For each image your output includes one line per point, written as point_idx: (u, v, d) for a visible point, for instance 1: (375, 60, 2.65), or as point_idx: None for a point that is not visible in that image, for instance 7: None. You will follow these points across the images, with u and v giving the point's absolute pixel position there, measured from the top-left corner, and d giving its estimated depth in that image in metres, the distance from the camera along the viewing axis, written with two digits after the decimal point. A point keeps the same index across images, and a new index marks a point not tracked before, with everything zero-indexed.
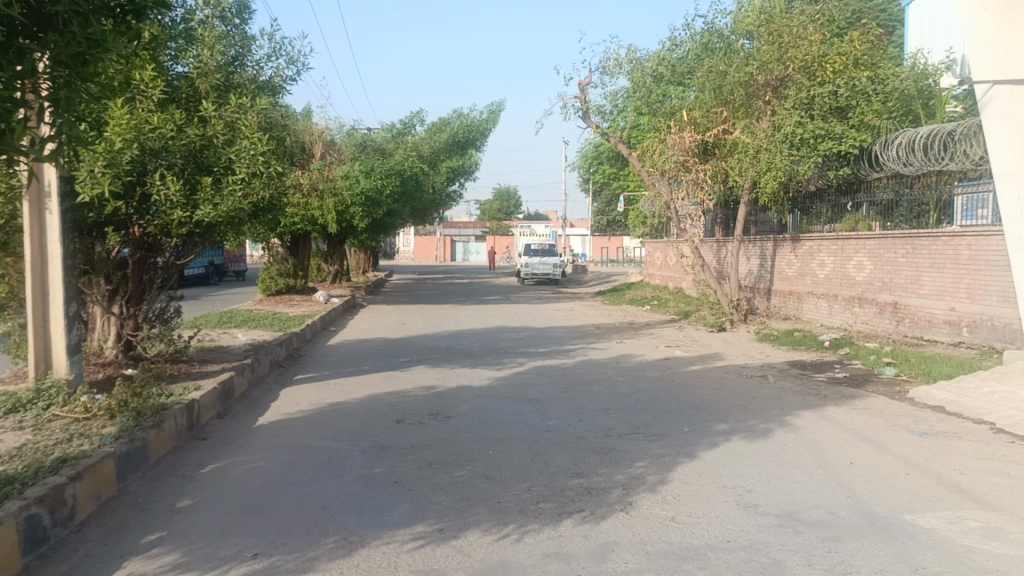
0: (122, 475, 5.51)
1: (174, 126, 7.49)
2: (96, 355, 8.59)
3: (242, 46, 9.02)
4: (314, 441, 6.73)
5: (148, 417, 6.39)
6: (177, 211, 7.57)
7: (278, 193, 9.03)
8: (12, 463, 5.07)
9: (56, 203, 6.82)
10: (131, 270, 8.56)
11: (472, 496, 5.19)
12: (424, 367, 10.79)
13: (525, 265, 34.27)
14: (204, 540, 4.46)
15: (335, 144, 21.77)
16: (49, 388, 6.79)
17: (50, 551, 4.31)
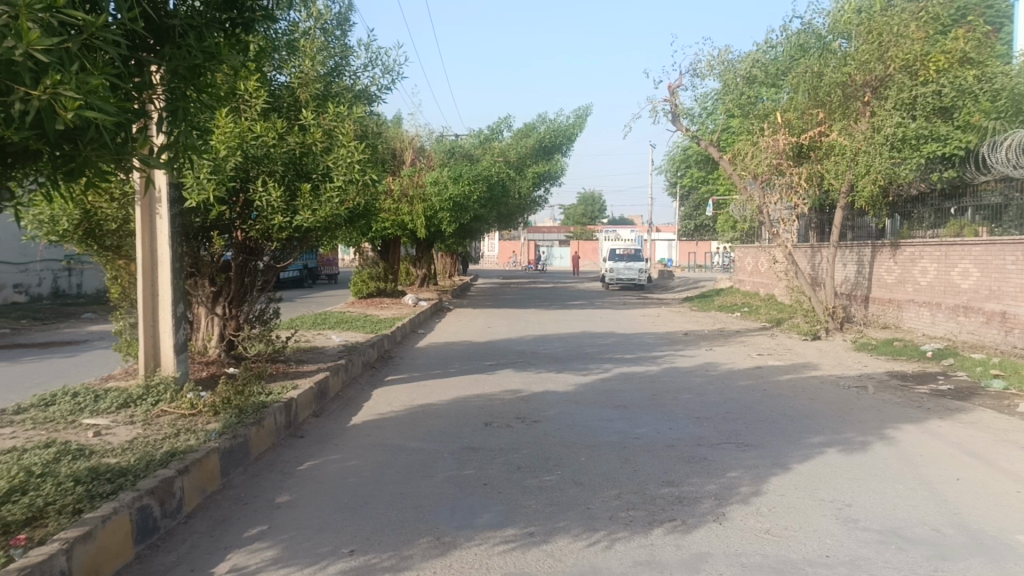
0: (226, 469, 5.74)
1: (276, 134, 7.74)
2: (200, 355, 8.95)
3: (340, 57, 9.34)
4: (406, 441, 6.86)
5: (250, 414, 6.63)
6: (278, 216, 7.83)
7: (373, 199, 9.29)
8: (125, 455, 5.33)
9: (165, 207, 7.17)
10: (234, 273, 8.90)
11: (561, 501, 5.18)
12: (511, 370, 10.86)
13: (610, 270, 34.05)
14: (303, 535, 4.60)
15: (424, 151, 22.20)
16: (157, 385, 7.18)
17: (160, 541, 4.52)
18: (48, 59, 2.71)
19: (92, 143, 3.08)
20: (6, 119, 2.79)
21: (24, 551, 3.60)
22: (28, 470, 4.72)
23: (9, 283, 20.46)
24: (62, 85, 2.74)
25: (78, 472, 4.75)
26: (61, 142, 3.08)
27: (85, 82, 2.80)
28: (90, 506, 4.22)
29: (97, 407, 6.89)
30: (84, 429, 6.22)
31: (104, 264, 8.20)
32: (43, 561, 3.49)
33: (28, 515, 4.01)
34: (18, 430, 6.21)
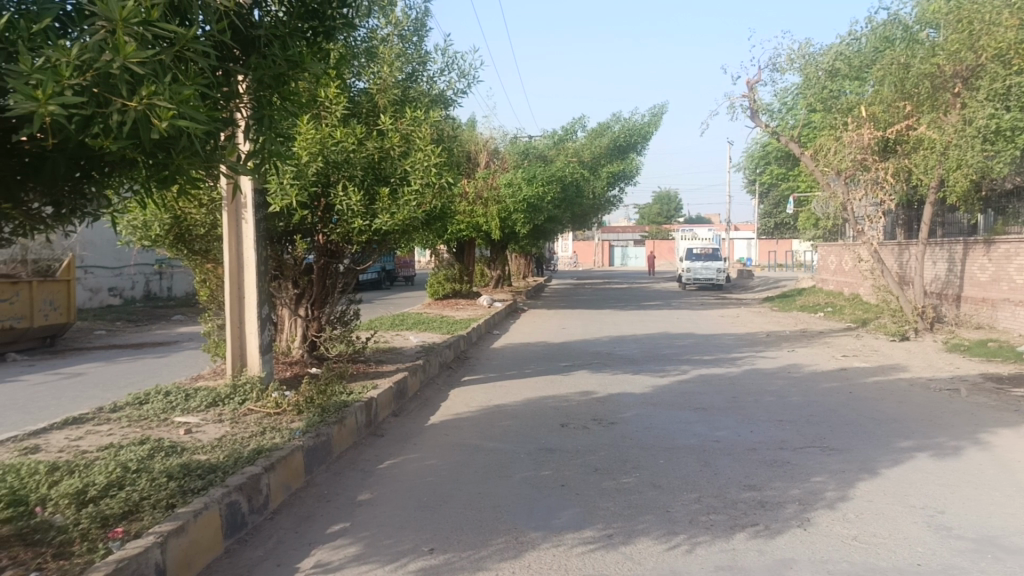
0: (310, 466, 5.89)
1: (355, 140, 7.88)
2: (284, 355, 9.21)
3: (418, 62, 9.56)
4: (483, 441, 6.91)
5: (332, 413, 6.78)
6: (358, 220, 7.99)
7: (449, 202, 9.39)
8: (214, 452, 5.52)
9: (251, 212, 7.36)
10: (316, 276, 9.11)
11: (640, 504, 5.13)
12: (587, 372, 10.82)
13: (687, 270, 33.59)
14: (384, 533, 4.68)
15: (498, 153, 22.34)
16: (244, 385, 7.40)
17: (247, 536, 4.66)
18: (142, 71, 2.83)
19: (184, 152, 3.19)
20: (105, 130, 2.90)
21: (122, 543, 3.75)
22: (125, 465, 4.93)
23: (105, 286, 21.41)
24: (157, 96, 2.85)
25: (172, 468, 4.94)
26: (155, 152, 3.20)
27: (178, 92, 2.91)
28: (182, 501, 4.38)
29: (188, 405, 7.16)
30: (176, 426, 6.47)
31: (193, 268, 8.50)
32: (140, 554, 3.63)
33: (125, 508, 4.18)
34: (115, 427, 6.50)
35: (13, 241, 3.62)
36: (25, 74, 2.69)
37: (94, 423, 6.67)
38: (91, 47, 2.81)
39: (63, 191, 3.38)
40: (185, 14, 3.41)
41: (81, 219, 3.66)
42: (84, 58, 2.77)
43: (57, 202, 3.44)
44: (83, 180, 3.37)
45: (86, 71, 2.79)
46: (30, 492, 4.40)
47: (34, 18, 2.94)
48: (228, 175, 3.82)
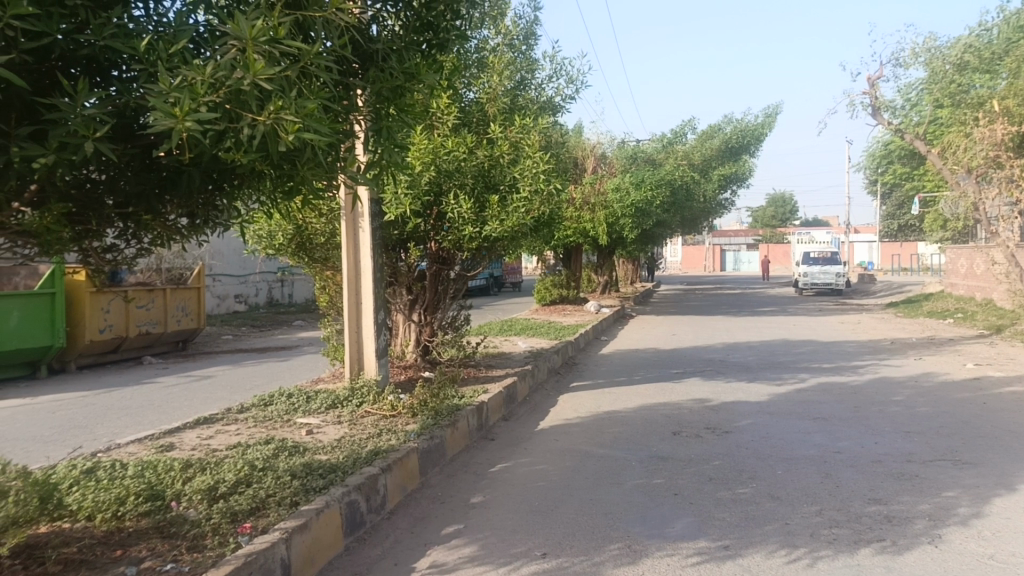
0: (425, 468, 6.02)
1: (466, 149, 8.00)
2: (398, 359, 9.44)
3: (527, 70, 9.69)
4: (594, 447, 6.88)
5: (445, 417, 6.92)
6: (469, 227, 8.12)
7: (557, 208, 9.42)
8: (335, 453, 5.72)
9: (366, 220, 7.65)
10: (429, 282, 9.33)
11: (758, 515, 4.99)
12: (699, 379, 10.61)
13: (803, 274, 32.47)
14: (498, 535, 4.72)
15: (606, 158, 22.23)
16: (362, 388, 7.64)
17: (366, 534, 4.81)
18: (271, 87, 2.97)
19: (308, 163, 3.31)
20: (236, 144, 3.04)
21: (250, 538, 3.93)
22: (252, 463, 5.16)
23: (231, 293, 22.51)
24: (284, 110, 2.97)
25: (295, 467, 5.14)
26: (282, 164, 3.33)
27: (303, 106, 3.02)
28: (306, 499, 4.56)
29: (309, 407, 7.45)
30: (298, 427, 6.74)
31: (313, 275, 8.84)
32: (266, 549, 3.80)
33: (252, 504, 4.38)
34: (242, 427, 6.83)
35: (153, 250, 3.86)
36: (164, 93, 2.86)
37: (223, 423, 7.02)
38: (224, 65, 2.96)
39: (197, 202, 3.58)
40: (309, 31, 3.55)
41: (213, 228, 3.87)
42: (217, 76, 2.93)
43: (192, 212, 3.65)
44: (215, 192, 3.55)
45: (219, 88, 2.93)
46: (167, 486, 4.67)
47: (175, 40, 3.14)
48: (349, 185, 3.95)
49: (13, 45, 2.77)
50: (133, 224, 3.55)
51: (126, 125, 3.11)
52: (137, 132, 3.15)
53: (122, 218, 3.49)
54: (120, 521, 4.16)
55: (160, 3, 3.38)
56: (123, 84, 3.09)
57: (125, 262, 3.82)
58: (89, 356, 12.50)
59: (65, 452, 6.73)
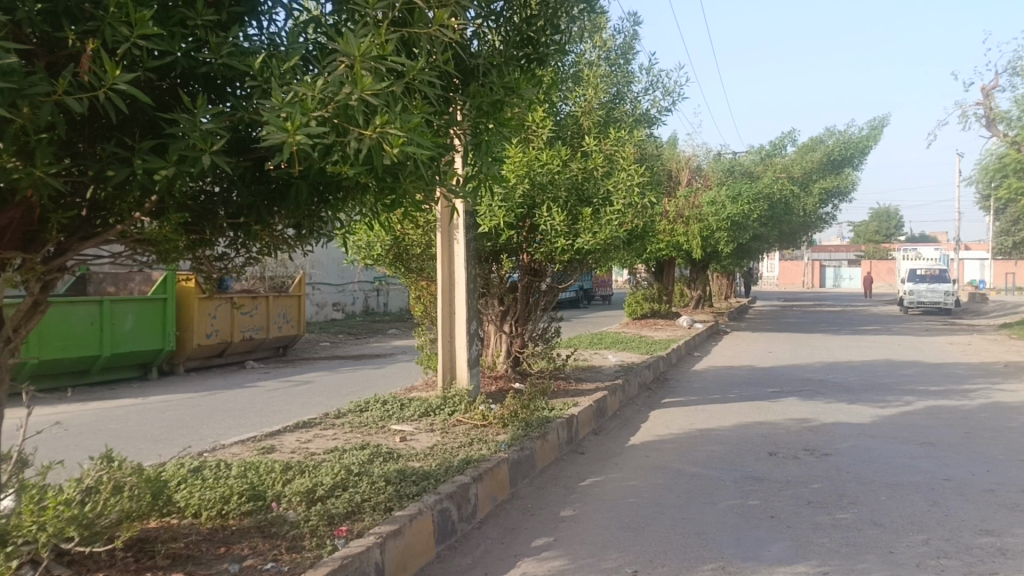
0: (515, 479, 6.04)
1: (561, 162, 8.02)
2: (489, 369, 9.52)
3: (624, 83, 9.71)
4: (687, 465, 6.76)
5: (535, 429, 6.92)
6: (561, 239, 8.10)
7: (650, 220, 9.34)
8: (428, 460, 5.80)
9: (461, 233, 7.79)
10: (520, 294, 9.38)
11: (859, 542, 4.80)
12: (796, 399, 10.29)
13: (909, 292, 31.08)
14: (588, 550, 4.69)
15: (701, 170, 21.87)
16: (454, 397, 7.73)
17: (457, 543, 4.86)
18: (377, 102, 3.05)
19: (410, 176, 3.38)
20: (343, 157, 3.13)
21: (346, 541, 4.03)
22: (348, 468, 5.29)
23: (330, 302, 23.17)
24: (389, 124, 3.04)
25: (390, 473, 5.24)
26: (385, 177, 3.42)
27: (408, 121, 3.09)
28: (400, 505, 4.64)
29: (403, 414, 7.59)
30: (392, 434, 6.87)
31: (409, 286, 9.05)
32: (362, 553, 3.89)
33: (348, 508, 4.49)
34: (339, 432, 7.01)
35: (261, 259, 4.03)
36: (276, 107, 2.98)
37: (321, 427, 7.22)
38: (333, 81, 3.06)
39: (303, 214, 3.71)
40: (413, 47, 3.64)
41: (317, 238, 4.02)
42: (326, 92, 3.03)
43: (298, 223, 3.79)
44: (320, 204, 3.68)
45: (328, 103, 3.03)
46: (268, 487, 4.83)
47: (287, 57, 3.28)
48: (447, 198, 4.01)
49: (139, 62, 2.93)
50: (243, 234, 3.70)
51: (240, 139, 3.26)
52: (250, 146, 3.30)
53: (234, 228, 3.65)
54: (224, 520, 4.32)
55: (273, 22, 3.54)
56: (238, 100, 3.24)
57: (235, 271, 3.99)
58: (197, 360, 13.08)
59: (174, 451, 7.04)
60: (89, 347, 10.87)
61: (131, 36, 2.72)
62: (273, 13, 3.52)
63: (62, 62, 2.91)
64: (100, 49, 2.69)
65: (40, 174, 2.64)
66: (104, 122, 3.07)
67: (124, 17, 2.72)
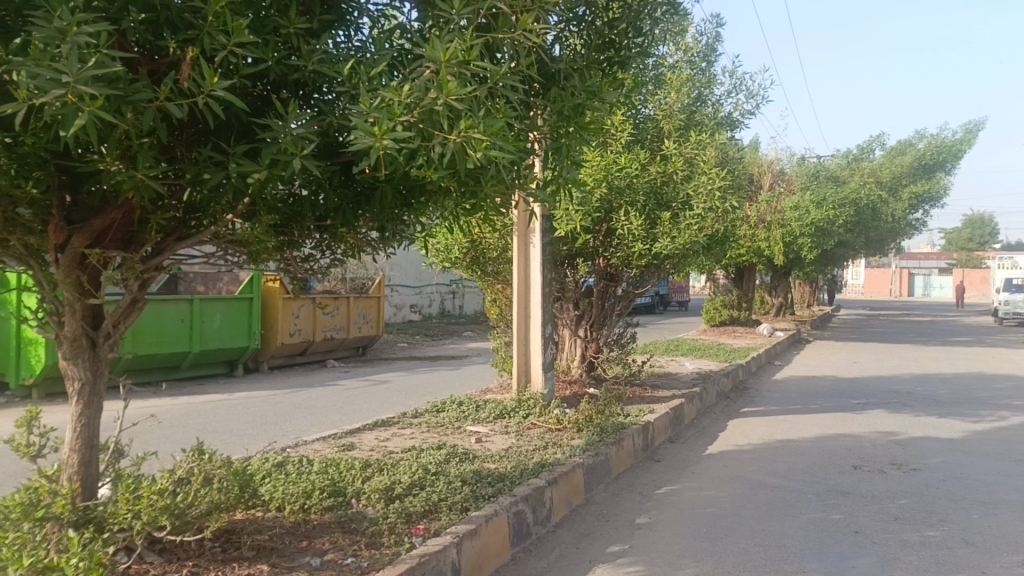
0: (590, 485, 6.02)
1: (639, 165, 7.95)
2: (564, 373, 9.53)
3: (706, 87, 9.60)
4: (767, 476, 6.61)
5: (611, 434, 6.88)
6: (638, 244, 8.00)
7: (730, 225, 9.19)
8: (503, 462, 5.84)
9: (538, 236, 7.82)
10: (596, 298, 9.35)
11: (949, 561, 4.62)
12: (882, 411, 9.95)
13: (1005, 303, 29.71)
14: (664, 558, 4.64)
15: (785, 174, 21.39)
16: (528, 400, 7.75)
17: (531, 546, 4.87)
18: (461, 107, 3.09)
19: (492, 180, 3.41)
20: (427, 161, 3.18)
21: (423, 540, 4.09)
22: (425, 467, 5.36)
23: (407, 303, 23.52)
24: (473, 129, 3.08)
25: (466, 474, 5.28)
26: (468, 181, 3.46)
27: (491, 125, 3.13)
28: (476, 505, 4.68)
29: (478, 415, 7.65)
30: (468, 435, 6.93)
31: (486, 288, 9.13)
32: (438, 552, 3.94)
33: (425, 507, 4.55)
34: (416, 431, 7.11)
35: (344, 261, 4.13)
36: (364, 112, 3.05)
37: (399, 426, 7.35)
38: (419, 87, 3.12)
39: (386, 218, 3.79)
40: (496, 52, 3.68)
41: (400, 241, 4.10)
42: (412, 97, 3.08)
43: (382, 226, 3.87)
44: (403, 208, 3.75)
45: (414, 109, 3.08)
46: (348, 484, 4.94)
47: (373, 64, 3.36)
48: (527, 203, 4.03)
49: (235, 69, 3.05)
50: (329, 236, 3.81)
51: (328, 144, 3.36)
52: (337, 151, 3.39)
53: (320, 230, 3.76)
54: (307, 514, 4.44)
55: (359, 31, 3.63)
56: (327, 106, 3.34)
57: (320, 272, 4.11)
58: (280, 358, 13.46)
59: (259, 446, 7.25)
60: (181, 344, 11.27)
61: (228, 44, 2.82)
62: (360, 22, 3.61)
63: (163, 70, 3.05)
64: (199, 57, 2.80)
65: (142, 176, 2.76)
66: (201, 127, 3.20)
67: (222, 26, 2.82)
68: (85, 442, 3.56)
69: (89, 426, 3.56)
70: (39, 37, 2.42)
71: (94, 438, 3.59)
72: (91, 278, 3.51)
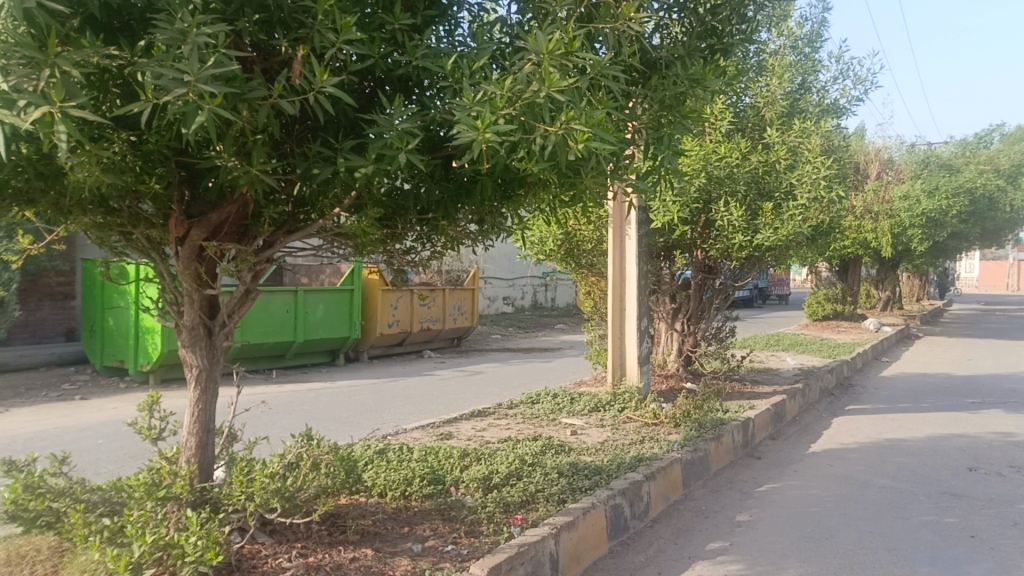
0: (688, 481, 5.94)
1: (740, 155, 7.76)
2: (660, 367, 9.43)
3: (811, 72, 9.29)
4: (874, 476, 6.37)
5: (709, 430, 6.77)
6: (739, 235, 7.79)
7: (836, 215, 8.86)
8: (599, 455, 5.82)
9: (634, 229, 7.78)
10: (693, 291, 9.20)
11: None
12: (1000, 411, 9.43)
13: None
14: (767, 557, 4.53)
15: (893, 163, 20.50)
16: (623, 394, 7.69)
17: (629, 540, 4.84)
18: (563, 99, 3.08)
19: (592, 172, 3.39)
20: (528, 153, 3.18)
21: (522, 530, 4.12)
22: (522, 458, 5.39)
23: (500, 296, 23.68)
24: (575, 120, 3.06)
25: (562, 466, 5.29)
26: (568, 173, 3.45)
27: (593, 116, 3.10)
28: (573, 498, 4.68)
29: (573, 408, 7.64)
30: (563, 427, 6.94)
31: (580, 281, 9.11)
32: (538, 542, 3.96)
33: (523, 497, 4.58)
34: (512, 422, 7.17)
35: (444, 253, 4.19)
36: (467, 106, 3.07)
37: (495, 417, 7.42)
38: (521, 79, 3.13)
39: (485, 210, 3.83)
40: (596, 41, 3.64)
41: (497, 234, 4.13)
42: (514, 90, 3.09)
43: (480, 219, 3.90)
44: (503, 201, 3.78)
45: (515, 101, 3.10)
46: (446, 472, 5.02)
47: (474, 57, 3.39)
48: (626, 195, 3.98)
49: (344, 66, 3.12)
50: (429, 228, 3.88)
51: (431, 138, 3.41)
52: (439, 145, 3.44)
53: (421, 222, 3.83)
54: (407, 501, 4.54)
55: (458, 26, 3.67)
56: (430, 101, 3.39)
57: (421, 264, 4.18)
58: (378, 348, 13.79)
59: (361, 434, 7.45)
60: (286, 334, 11.67)
61: (337, 42, 2.89)
62: (459, 16, 3.64)
63: (276, 68, 3.17)
64: (310, 54, 2.88)
65: (256, 172, 2.87)
66: (310, 123, 3.30)
67: (331, 24, 2.89)
68: (202, 426, 3.73)
69: (206, 410, 3.73)
70: (163, 38, 2.53)
71: (211, 423, 3.75)
72: (209, 270, 3.67)
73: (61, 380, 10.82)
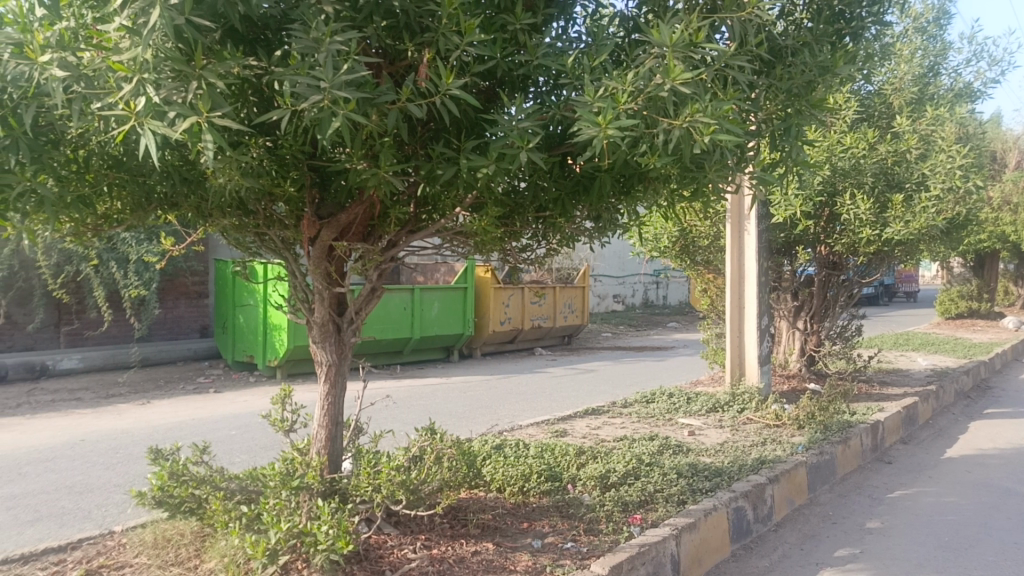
0: (813, 484, 5.73)
1: (867, 144, 7.44)
2: (782, 367, 9.16)
3: (942, 55, 8.81)
4: (1017, 484, 5.98)
5: (835, 432, 6.51)
6: (866, 230, 7.46)
7: (973, 205, 8.36)
8: (719, 456, 5.69)
9: (753, 224, 7.58)
10: (817, 287, 8.86)
11: None
12: None
13: None
14: (899, 566, 4.32)
15: None
16: (743, 395, 7.49)
17: (752, 543, 4.72)
18: (687, 91, 3.02)
19: (715, 166, 3.32)
20: (651, 148, 3.15)
21: (641, 530, 4.08)
22: (639, 457, 5.34)
23: (611, 293, 23.53)
24: (699, 113, 2.99)
25: (681, 466, 5.20)
26: (690, 168, 3.39)
27: (718, 107, 3.02)
28: (694, 499, 4.61)
29: (690, 408, 7.50)
30: (680, 427, 6.82)
31: (695, 279, 8.95)
32: (658, 543, 3.91)
33: (642, 497, 4.53)
34: (628, 421, 7.12)
35: (559, 249, 4.19)
36: (589, 103, 3.05)
37: (610, 415, 7.37)
38: (643, 74, 3.09)
39: (602, 207, 3.80)
40: (717, 32, 3.56)
41: (614, 231, 4.10)
42: (637, 84, 3.07)
43: (597, 215, 3.88)
44: (620, 197, 3.74)
45: (638, 95, 3.07)
46: (563, 469, 5.02)
47: (593, 54, 3.38)
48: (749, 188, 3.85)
49: (466, 66, 3.17)
50: (545, 225, 3.89)
51: (549, 136, 3.42)
52: (558, 142, 3.45)
53: (538, 219, 3.85)
54: (525, 497, 4.56)
55: (574, 22, 3.66)
56: (547, 99, 3.41)
57: (537, 261, 4.20)
58: (491, 345, 13.97)
59: (480, 429, 7.56)
60: (403, 331, 11.96)
61: (461, 44, 2.93)
62: (575, 12, 3.63)
63: (402, 72, 3.25)
64: (436, 57, 2.94)
65: (384, 173, 2.95)
66: (433, 124, 3.36)
67: (455, 27, 2.95)
68: (332, 419, 3.86)
69: (335, 404, 3.87)
70: (299, 47, 2.65)
71: (339, 416, 3.89)
72: (339, 269, 3.81)
73: (197, 374, 11.46)
